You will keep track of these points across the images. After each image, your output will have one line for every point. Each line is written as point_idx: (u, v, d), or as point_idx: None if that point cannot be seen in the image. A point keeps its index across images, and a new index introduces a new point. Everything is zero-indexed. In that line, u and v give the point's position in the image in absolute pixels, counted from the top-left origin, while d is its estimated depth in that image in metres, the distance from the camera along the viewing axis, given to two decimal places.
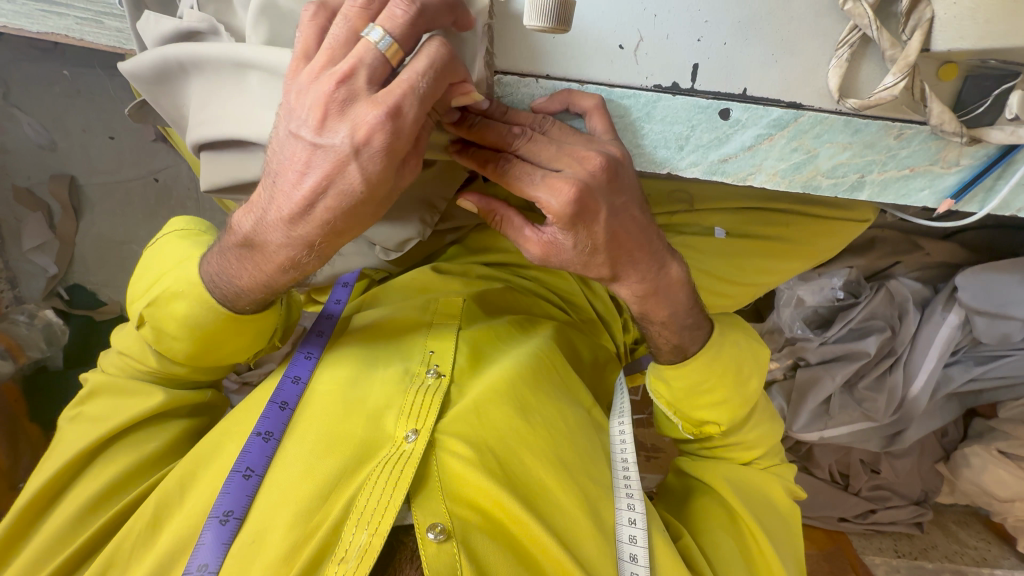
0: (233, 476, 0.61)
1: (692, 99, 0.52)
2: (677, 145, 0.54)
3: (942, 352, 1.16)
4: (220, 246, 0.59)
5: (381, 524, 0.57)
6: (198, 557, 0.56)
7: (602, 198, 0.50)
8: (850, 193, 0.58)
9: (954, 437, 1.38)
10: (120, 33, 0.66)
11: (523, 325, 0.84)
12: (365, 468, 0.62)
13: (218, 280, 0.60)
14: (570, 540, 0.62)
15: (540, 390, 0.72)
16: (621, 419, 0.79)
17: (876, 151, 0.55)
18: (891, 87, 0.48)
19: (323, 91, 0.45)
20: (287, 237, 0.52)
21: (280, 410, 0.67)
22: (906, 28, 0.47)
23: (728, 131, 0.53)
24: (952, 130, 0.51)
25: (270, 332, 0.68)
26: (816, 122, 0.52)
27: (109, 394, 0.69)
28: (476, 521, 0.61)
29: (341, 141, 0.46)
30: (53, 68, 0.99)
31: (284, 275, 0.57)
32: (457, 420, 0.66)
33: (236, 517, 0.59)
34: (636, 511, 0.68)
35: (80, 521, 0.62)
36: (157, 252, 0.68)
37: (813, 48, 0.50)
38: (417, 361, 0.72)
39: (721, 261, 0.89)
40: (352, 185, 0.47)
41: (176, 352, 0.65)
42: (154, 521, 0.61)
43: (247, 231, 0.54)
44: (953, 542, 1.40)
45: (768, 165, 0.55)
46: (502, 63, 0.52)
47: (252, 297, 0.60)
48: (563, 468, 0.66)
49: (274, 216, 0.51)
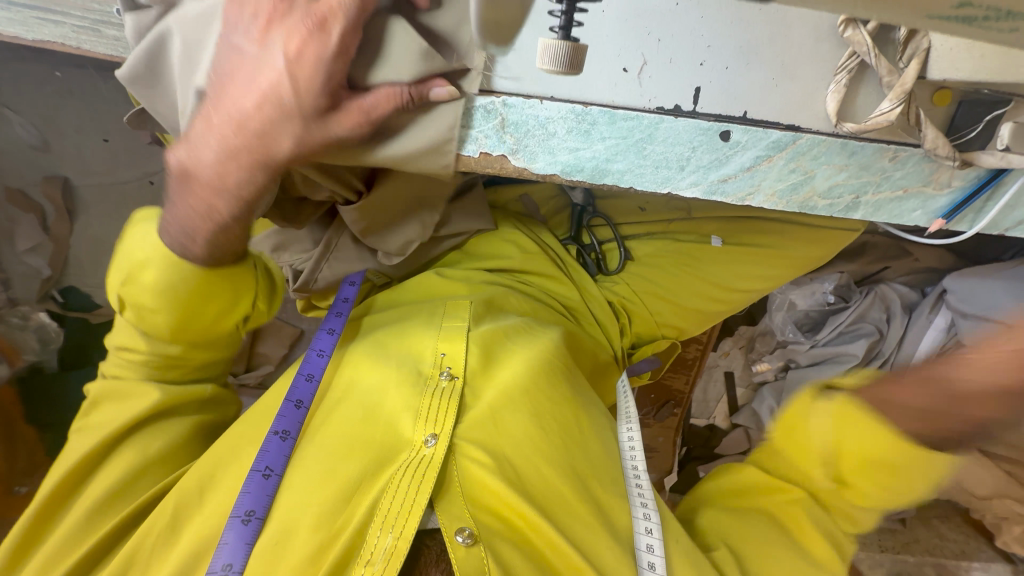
0: (253, 476, 0.62)
1: (694, 121, 0.53)
2: (678, 166, 0.55)
3: (931, 354, 1.18)
4: (170, 194, 0.60)
5: (404, 528, 0.57)
6: (220, 556, 0.57)
7: None
8: (844, 213, 0.59)
9: None
10: (118, 42, 0.66)
11: (531, 327, 0.84)
12: (386, 471, 0.62)
13: (167, 223, 0.61)
14: (590, 547, 0.62)
15: (554, 393, 0.73)
16: (631, 427, 0.83)
17: (871, 173, 0.56)
18: (888, 112, 0.49)
19: (268, 1, 0.50)
20: (215, 149, 0.54)
21: (296, 408, 0.70)
22: (903, 56, 0.48)
23: (728, 153, 0.54)
24: (945, 154, 0.53)
25: (247, 293, 0.69)
26: (814, 144, 0.54)
27: (111, 400, 0.69)
28: (497, 528, 0.61)
29: (277, 52, 0.49)
30: (45, 68, 0.98)
31: (223, 200, 0.57)
32: (473, 425, 0.67)
33: (258, 517, 0.60)
34: (653, 522, 0.68)
35: (89, 522, 0.62)
36: (127, 239, 0.66)
37: (812, 72, 0.51)
38: (429, 364, 0.72)
39: (719, 267, 0.92)
40: (267, 88, 0.50)
41: (158, 326, 0.65)
42: (172, 524, 0.61)
43: (183, 158, 0.56)
44: (934, 535, 1.45)
45: (766, 185, 0.56)
46: (512, 86, 0.53)
47: (192, 235, 0.60)
48: (577, 476, 0.67)
49: (206, 133, 0.54)
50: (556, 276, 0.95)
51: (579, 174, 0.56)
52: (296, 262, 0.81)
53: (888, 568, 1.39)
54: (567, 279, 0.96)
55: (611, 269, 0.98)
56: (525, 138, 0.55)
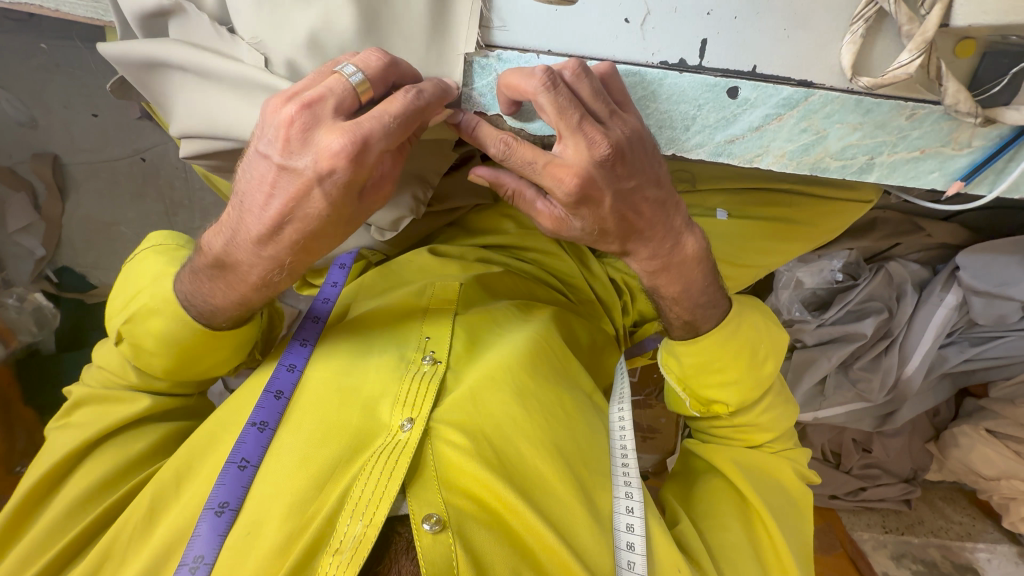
0: (228, 467, 0.60)
1: (700, 76, 0.50)
2: (683, 126, 0.52)
3: (938, 333, 1.17)
4: (191, 266, 0.60)
5: (375, 515, 0.57)
6: (193, 548, 0.56)
7: (607, 184, 0.50)
8: (858, 176, 0.56)
9: (946, 416, 1.40)
10: (98, 5, 0.62)
11: (521, 309, 0.82)
12: (360, 457, 0.62)
13: (193, 298, 0.60)
14: (568, 531, 0.62)
15: (538, 375, 0.71)
16: (621, 405, 0.79)
17: (886, 132, 0.53)
18: (907, 65, 0.46)
19: (285, 115, 0.46)
20: (258, 258, 0.54)
21: (275, 399, 0.66)
22: (925, 2, 0.45)
23: (736, 111, 0.51)
24: (966, 111, 0.49)
25: (250, 345, 0.68)
26: (827, 101, 0.51)
27: (97, 401, 0.69)
28: (471, 511, 0.60)
29: (308, 165, 0.47)
30: (29, 40, 0.95)
31: (257, 294, 0.58)
32: (451, 408, 0.65)
33: (232, 509, 0.58)
34: (634, 501, 0.67)
35: (65, 523, 0.62)
36: (135, 268, 0.67)
37: (826, 23, 0.48)
38: (413, 348, 0.71)
39: (725, 242, 0.87)
40: (316, 209, 0.49)
41: (155, 367, 0.65)
42: (151, 511, 0.61)
43: (218, 250, 0.55)
44: (939, 516, 1.44)
45: (775, 146, 0.54)
46: (506, 37, 0.51)
47: (225, 313, 0.60)
48: (559, 456, 0.66)
49: (243, 238, 0.53)
50: (551, 251, 0.92)
51: None
52: None
53: (891, 549, 1.38)
54: (564, 255, 0.93)
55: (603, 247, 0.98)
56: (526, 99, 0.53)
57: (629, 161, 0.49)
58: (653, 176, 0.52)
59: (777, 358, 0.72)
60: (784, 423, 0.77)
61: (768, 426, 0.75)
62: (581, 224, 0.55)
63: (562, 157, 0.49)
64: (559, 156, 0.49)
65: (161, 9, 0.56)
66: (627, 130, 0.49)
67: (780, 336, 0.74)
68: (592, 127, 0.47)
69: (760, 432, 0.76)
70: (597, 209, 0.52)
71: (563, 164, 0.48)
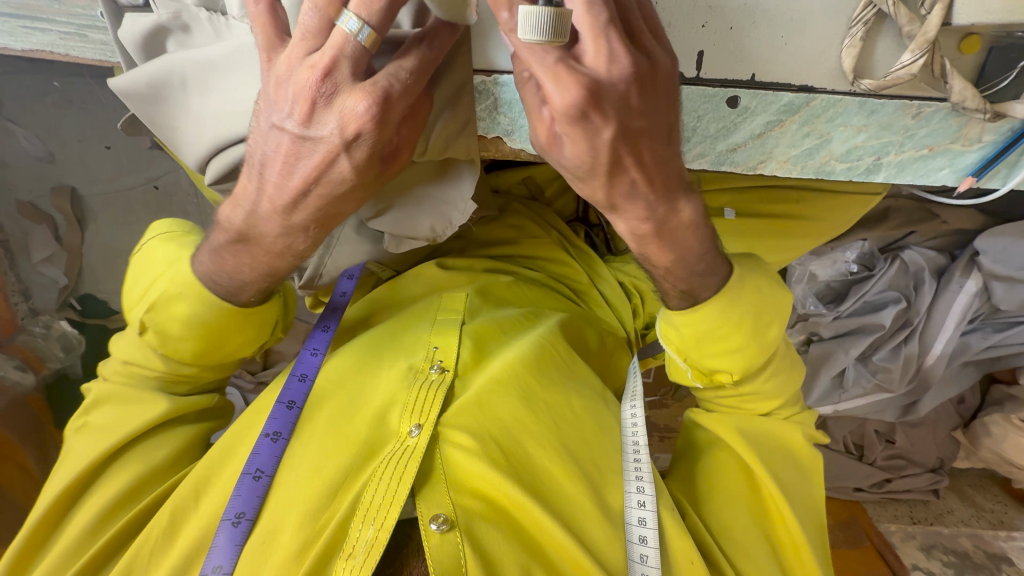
0: (243, 478, 0.61)
1: (698, 88, 0.50)
2: (683, 137, 0.53)
3: (959, 320, 1.15)
4: (212, 245, 0.62)
5: (386, 519, 0.57)
6: (212, 559, 0.57)
7: (613, 104, 0.44)
8: (865, 176, 0.56)
9: (971, 404, 1.36)
10: (105, 46, 0.66)
11: (528, 316, 0.83)
12: (369, 465, 0.62)
13: (216, 277, 0.63)
14: (577, 528, 0.62)
15: (544, 381, 0.71)
16: (633, 402, 0.77)
17: (893, 132, 0.52)
18: (909, 65, 0.46)
19: (307, 83, 0.46)
20: (284, 226, 0.56)
21: (287, 409, 0.67)
22: (925, 2, 0.44)
23: (736, 120, 0.51)
24: (974, 107, 0.48)
25: (272, 326, 0.70)
26: (829, 105, 0.50)
27: (115, 405, 0.69)
28: (479, 510, 0.60)
29: (333, 130, 0.48)
30: (43, 79, 0.99)
31: (281, 263, 0.60)
32: (459, 412, 0.66)
33: (248, 518, 0.59)
34: (646, 494, 0.66)
35: (92, 534, 0.62)
36: (146, 257, 0.70)
37: (826, 27, 0.47)
38: (420, 357, 0.71)
39: (735, 241, 0.86)
40: (343, 177, 0.51)
41: (182, 352, 0.67)
42: (170, 527, 0.61)
43: (240, 224, 0.57)
44: (969, 505, 1.42)
45: (779, 152, 0.54)
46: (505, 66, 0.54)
47: (253, 288, 0.63)
48: (568, 455, 0.65)
49: (269, 208, 0.55)
50: (557, 260, 0.93)
51: None
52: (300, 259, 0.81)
53: (920, 540, 1.36)
54: (571, 263, 0.94)
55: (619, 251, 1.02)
56: None
57: (642, 97, 0.45)
58: (663, 127, 0.48)
59: (783, 321, 0.68)
60: (789, 387, 0.74)
61: (772, 393, 0.73)
62: (571, 151, 0.47)
63: (579, 61, 0.43)
64: (575, 59, 0.43)
65: (160, 28, 0.58)
66: (654, 60, 0.45)
67: (785, 298, 0.68)
68: (617, 36, 0.42)
69: (765, 400, 0.74)
70: (596, 133, 0.45)
71: (575, 66, 0.42)
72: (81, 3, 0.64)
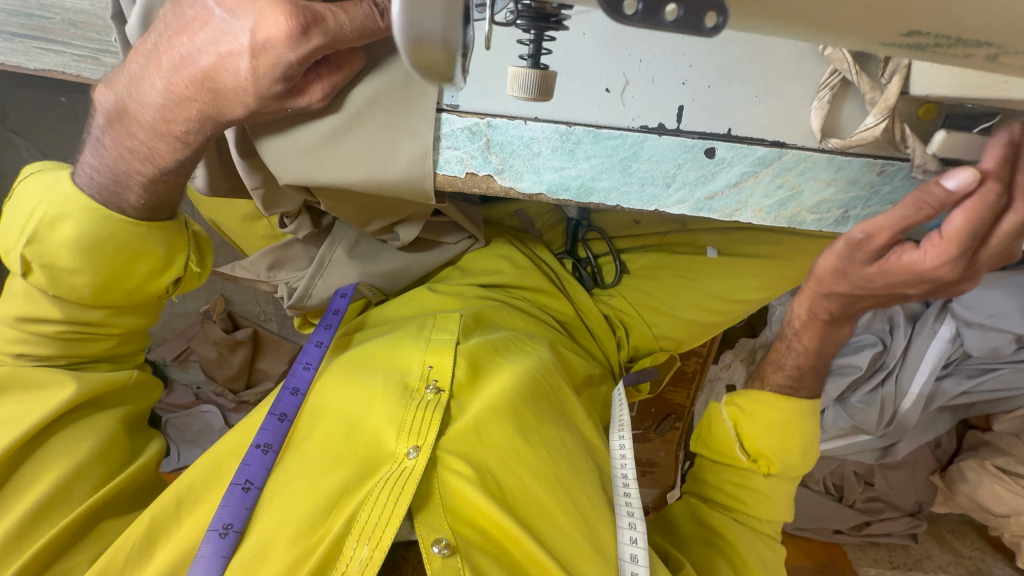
0: (233, 489, 0.65)
1: (678, 138, 0.53)
2: (664, 182, 0.55)
3: (934, 365, 1.19)
4: (97, 137, 0.63)
5: (381, 539, 0.57)
6: (197, 569, 0.58)
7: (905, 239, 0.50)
8: (835, 228, 0.58)
9: (947, 449, 1.39)
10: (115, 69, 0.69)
11: (519, 340, 0.84)
12: (365, 484, 0.63)
13: (103, 166, 0.63)
14: (570, 563, 0.62)
15: (536, 411, 0.73)
16: (622, 433, 0.83)
17: (860, 187, 0.56)
18: (872, 128, 0.50)
19: None
20: (158, 98, 0.56)
21: (279, 421, 0.72)
22: (885, 72, 0.48)
23: (714, 169, 0.54)
24: (934, 170, 0.53)
25: (178, 253, 0.70)
26: (800, 160, 0.53)
27: (13, 396, 0.66)
28: (475, 539, 0.61)
29: (245, 30, 0.49)
30: (51, 94, 1.00)
31: (162, 144, 0.60)
32: (456, 437, 0.66)
33: (236, 530, 0.62)
34: (638, 531, 0.68)
35: (29, 531, 0.60)
36: (16, 198, 0.65)
37: (794, 91, 0.51)
38: (415, 376, 0.73)
39: (716, 281, 0.95)
40: (232, 72, 0.51)
41: (79, 288, 0.65)
42: (151, 531, 0.63)
43: (120, 98, 0.59)
44: (948, 552, 1.43)
45: (754, 201, 0.56)
46: (493, 107, 0.53)
47: (138, 187, 0.63)
48: (561, 488, 0.66)
49: (154, 81, 0.56)
50: (546, 291, 0.95)
51: (565, 192, 0.55)
52: (291, 280, 0.87)
53: None
54: (558, 294, 0.96)
55: (607, 283, 0.99)
56: (511, 158, 0.54)
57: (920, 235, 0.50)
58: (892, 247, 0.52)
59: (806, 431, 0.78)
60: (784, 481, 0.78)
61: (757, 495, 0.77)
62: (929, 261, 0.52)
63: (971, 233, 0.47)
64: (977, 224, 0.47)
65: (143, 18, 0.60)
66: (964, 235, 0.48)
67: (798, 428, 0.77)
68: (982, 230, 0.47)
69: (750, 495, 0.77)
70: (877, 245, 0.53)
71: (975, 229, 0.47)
72: (95, 29, 0.68)
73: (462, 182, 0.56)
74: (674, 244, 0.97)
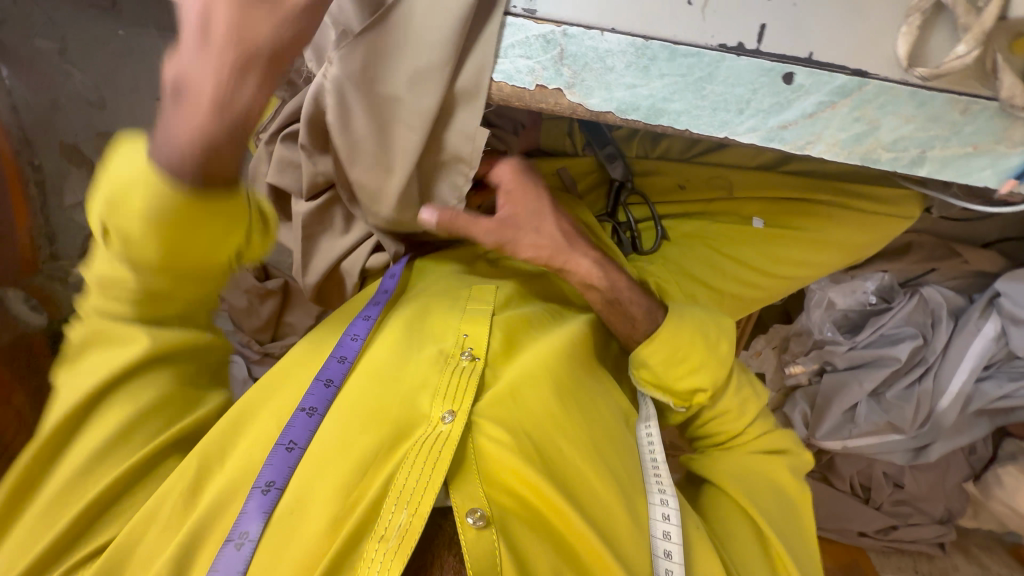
0: (277, 448, 0.62)
1: (757, 60, 0.51)
2: (737, 109, 0.53)
3: (976, 363, 1.15)
4: None
5: (420, 506, 0.58)
6: (239, 524, 0.57)
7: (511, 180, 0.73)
8: (909, 169, 0.56)
9: (982, 456, 1.31)
10: None
11: (555, 314, 0.83)
12: (400, 447, 0.64)
13: None
14: (607, 530, 0.64)
15: (575, 379, 0.74)
16: (648, 424, 0.79)
17: (940, 126, 0.54)
18: (963, 56, 0.47)
19: None
20: None
21: (326, 386, 0.67)
22: None
23: (790, 97, 0.52)
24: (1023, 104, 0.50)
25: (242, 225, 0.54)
26: (881, 91, 0.52)
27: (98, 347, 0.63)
28: (510, 506, 0.62)
29: None
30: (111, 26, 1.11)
31: None
32: (492, 403, 0.67)
33: (277, 488, 0.60)
34: (670, 507, 0.69)
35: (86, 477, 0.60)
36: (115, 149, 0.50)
37: (883, 13, 0.50)
38: (451, 344, 0.73)
39: (757, 251, 0.93)
40: None
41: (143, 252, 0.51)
42: (198, 481, 0.61)
43: None
44: (976, 567, 1.37)
45: (828, 135, 0.54)
46: (571, 14, 0.52)
47: None
48: (596, 454, 0.68)
49: None
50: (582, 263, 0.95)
51: (635, 112, 0.54)
52: None
53: None
54: None
55: (645, 248, 0.95)
56: (583, 71, 0.53)
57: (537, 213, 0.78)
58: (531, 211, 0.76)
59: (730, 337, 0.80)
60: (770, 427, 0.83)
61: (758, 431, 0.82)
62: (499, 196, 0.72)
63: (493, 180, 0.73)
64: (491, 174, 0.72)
65: None
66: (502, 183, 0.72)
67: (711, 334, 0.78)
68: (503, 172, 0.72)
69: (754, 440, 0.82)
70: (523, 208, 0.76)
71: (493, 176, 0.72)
72: None
73: (532, 95, 0.56)
74: (719, 210, 0.96)
